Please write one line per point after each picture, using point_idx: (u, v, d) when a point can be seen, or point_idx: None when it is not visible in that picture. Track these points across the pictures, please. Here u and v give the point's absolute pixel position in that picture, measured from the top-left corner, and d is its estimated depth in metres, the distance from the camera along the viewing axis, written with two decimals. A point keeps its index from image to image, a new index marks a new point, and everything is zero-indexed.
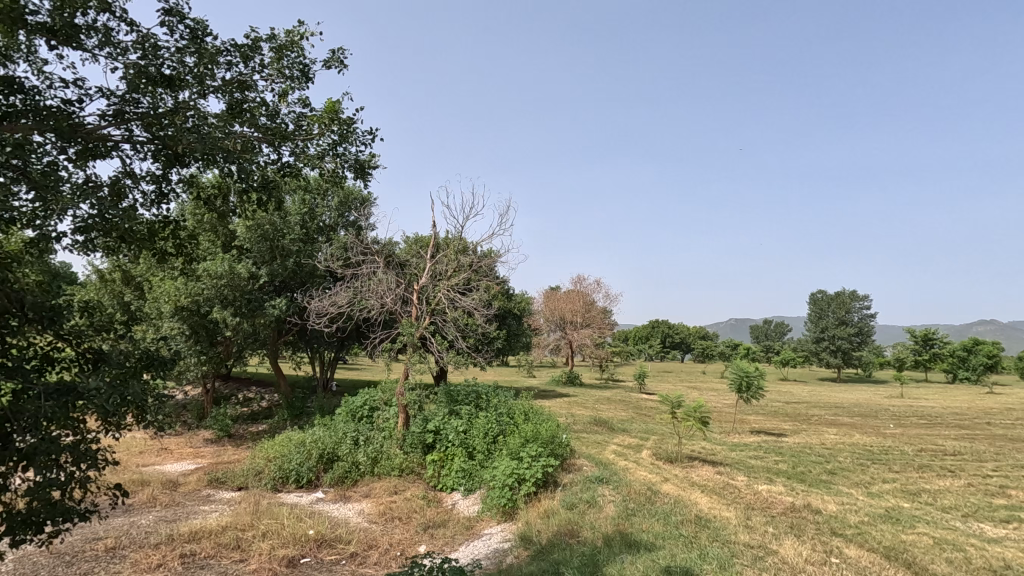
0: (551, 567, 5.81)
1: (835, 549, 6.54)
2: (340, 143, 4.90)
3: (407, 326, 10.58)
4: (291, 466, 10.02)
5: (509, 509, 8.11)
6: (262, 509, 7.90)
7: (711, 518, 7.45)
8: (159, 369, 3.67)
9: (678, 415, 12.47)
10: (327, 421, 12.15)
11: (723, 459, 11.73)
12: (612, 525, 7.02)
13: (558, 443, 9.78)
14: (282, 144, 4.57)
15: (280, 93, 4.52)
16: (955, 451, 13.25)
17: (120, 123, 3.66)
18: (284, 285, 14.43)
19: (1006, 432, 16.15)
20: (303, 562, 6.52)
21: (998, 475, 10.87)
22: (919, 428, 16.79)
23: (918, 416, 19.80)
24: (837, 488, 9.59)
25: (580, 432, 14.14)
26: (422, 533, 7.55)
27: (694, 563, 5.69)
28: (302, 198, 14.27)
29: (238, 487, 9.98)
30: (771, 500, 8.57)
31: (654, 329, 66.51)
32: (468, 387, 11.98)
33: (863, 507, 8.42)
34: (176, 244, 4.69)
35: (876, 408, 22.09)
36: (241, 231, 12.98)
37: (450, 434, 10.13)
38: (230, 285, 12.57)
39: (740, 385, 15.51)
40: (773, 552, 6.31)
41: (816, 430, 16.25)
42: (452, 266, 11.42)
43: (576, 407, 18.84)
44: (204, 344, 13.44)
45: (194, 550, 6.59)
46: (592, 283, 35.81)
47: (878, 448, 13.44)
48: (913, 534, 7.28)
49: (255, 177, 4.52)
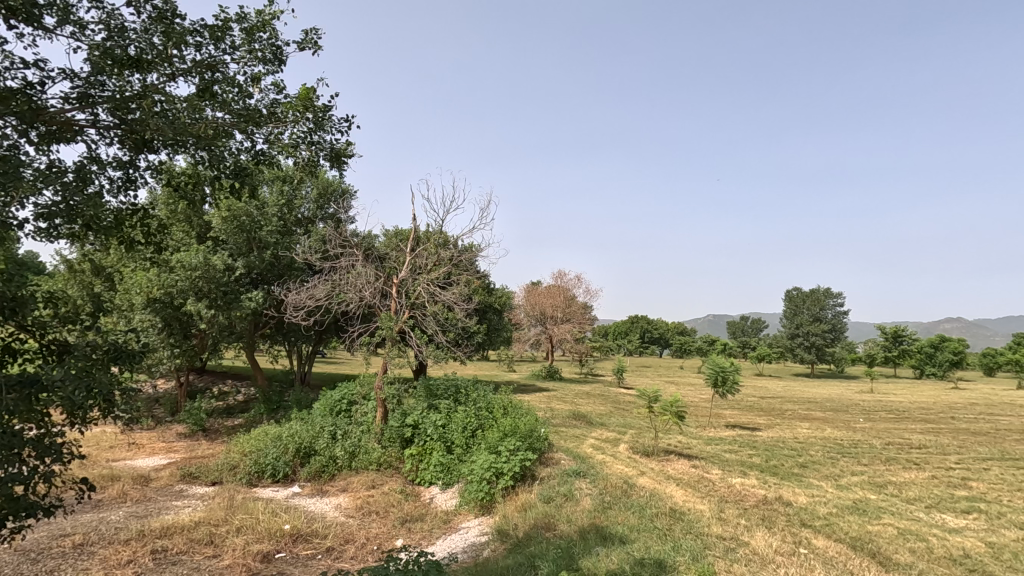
0: (527, 561, 5.84)
1: (804, 540, 6.70)
2: (316, 131, 4.84)
3: (385, 319, 10.49)
4: (267, 460, 9.89)
5: (486, 503, 8.14)
6: (237, 504, 7.78)
7: (685, 511, 7.59)
8: (128, 361, 3.55)
9: (656, 409, 12.60)
10: (304, 415, 12.02)
11: (699, 452, 11.92)
12: (588, 519, 7.10)
13: (536, 437, 9.85)
14: (255, 130, 4.48)
15: (253, 77, 4.43)
16: (920, 444, 13.68)
17: (84, 106, 3.55)
18: (260, 277, 14.16)
19: (970, 427, 16.62)
20: (278, 557, 6.46)
21: (960, 468, 11.25)
22: (886, 423, 17.29)
23: (886, 410, 20.38)
24: (808, 481, 9.83)
25: (559, 426, 14.23)
26: (399, 527, 7.55)
27: (668, 556, 5.79)
28: (280, 189, 14.06)
29: (212, 482, 9.81)
30: (744, 493, 8.75)
31: (634, 324, 67.20)
32: (448, 381, 11.98)
33: (832, 499, 8.65)
34: (144, 232, 4.55)
35: (847, 404, 22.59)
36: (217, 222, 12.75)
37: (429, 428, 10.11)
38: (205, 277, 12.34)
39: (716, 380, 15.76)
40: (745, 543, 6.45)
41: (789, 424, 16.63)
42: (432, 260, 11.37)
43: (555, 401, 18.94)
44: (177, 337, 13.15)
45: (165, 546, 6.47)
46: (572, 278, 36.06)
47: (848, 442, 13.79)
48: (878, 525, 7.51)
49: (227, 165, 4.44)
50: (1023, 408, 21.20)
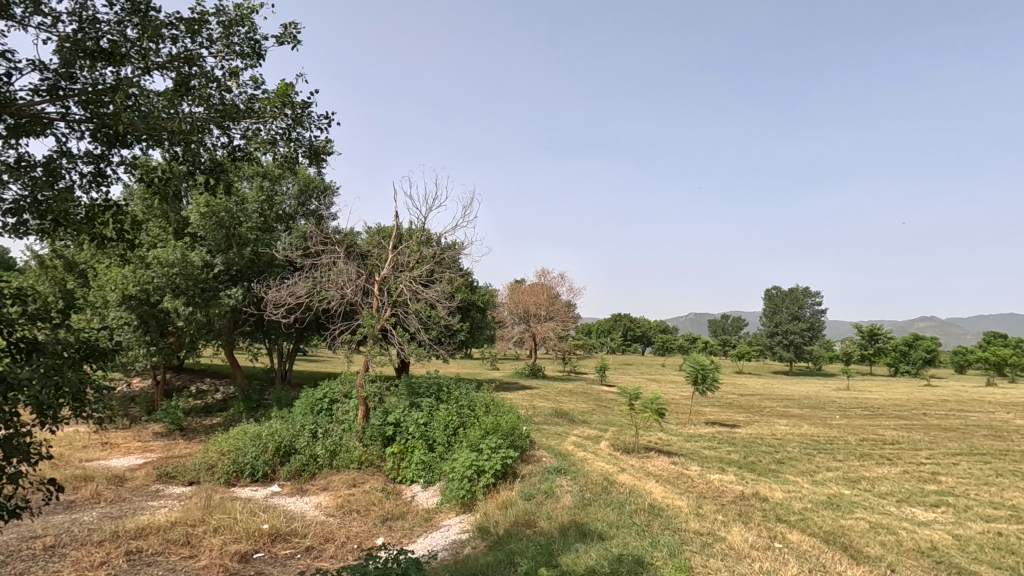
0: (506, 557, 5.87)
1: (779, 535, 6.83)
2: (294, 127, 4.80)
3: (367, 317, 10.42)
4: (246, 459, 9.78)
5: (467, 501, 8.15)
6: (214, 504, 7.68)
7: (663, 507, 7.69)
8: (99, 360, 3.48)
9: (637, 407, 12.72)
10: (284, 414, 11.91)
11: (678, 449, 12.07)
12: (569, 516, 7.15)
13: (518, 435, 9.87)
14: (232, 125, 4.43)
15: (231, 72, 4.38)
16: (893, 440, 14.03)
17: (54, 99, 3.47)
18: (240, 274, 13.96)
19: (941, 423, 17.07)
20: (256, 558, 6.39)
21: (930, 463, 11.56)
22: (861, 419, 17.67)
23: (861, 407, 20.85)
24: (784, 476, 10.02)
25: (541, 424, 14.28)
26: (380, 526, 7.53)
27: (646, 551, 5.87)
28: (260, 185, 13.88)
29: (189, 482, 9.66)
30: (722, 489, 8.89)
31: (616, 322, 67.74)
32: (430, 379, 11.94)
33: (807, 494, 8.82)
34: (117, 228, 4.46)
35: (824, 401, 23.03)
36: (195, 218, 12.52)
37: (411, 426, 10.09)
38: (183, 274, 12.12)
39: (696, 378, 15.94)
40: (721, 538, 6.56)
41: (767, 421, 16.89)
42: (414, 258, 11.31)
43: (538, 399, 18.98)
44: (154, 335, 12.90)
45: (140, 547, 6.38)
46: (555, 277, 36.23)
47: (824, 439, 14.04)
48: (851, 519, 7.68)
49: (204, 161, 4.38)
50: (991, 405, 21.87)
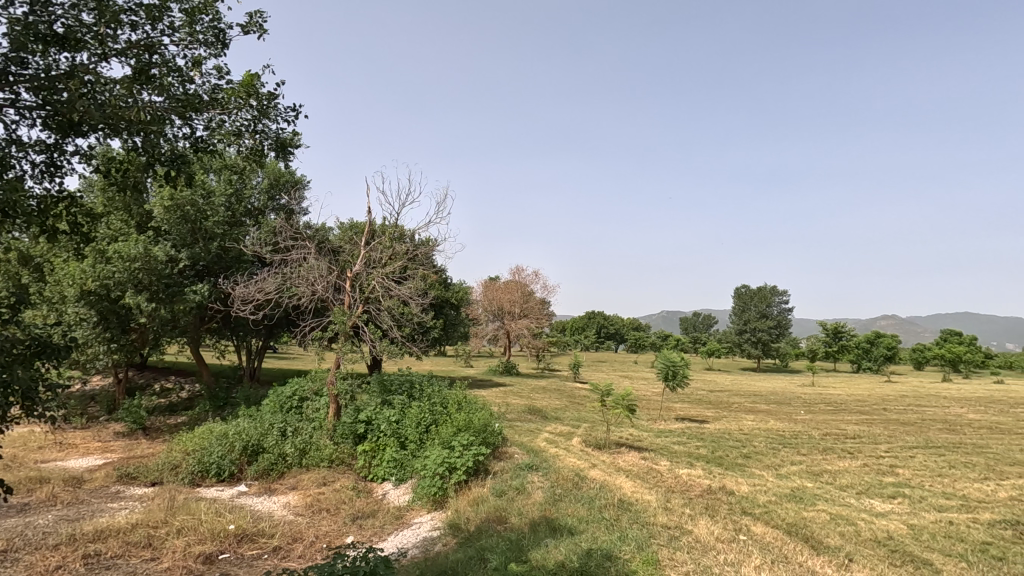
0: (476, 554, 5.86)
1: (744, 527, 7.00)
2: (260, 119, 4.70)
3: (338, 313, 10.27)
4: (212, 459, 9.52)
5: (439, 498, 8.11)
6: (178, 505, 7.49)
7: (632, 502, 7.79)
8: (51, 357, 3.34)
9: (608, 403, 12.85)
10: (252, 412, 11.64)
11: (648, 445, 12.26)
12: (539, 511, 7.21)
13: (490, 432, 9.88)
14: (194, 116, 4.31)
15: (194, 61, 4.28)
16: (854, 434, 14.49)
17: (2, 84, 3.32)
18: (206, 269, 13.62)
19: (900, 418, 17.69)
20: (221, 559, 6.25)
21: (889, 456, 11.97)
22: (825, 414, 18.23)
23: (825, 402, 21.47)
24: (750, 470, 10.27)
25: (513, 421, 14.32)
26: (350, 524, 7.45)
27: (614, 545, 5.95)
28: (228, 178, 13.56)
29: (152, 483, 9.38)
30: (690, 483, 9.06)
31: (590, 320, 68.31)
32: (402, 377, 11.86)
33: (772, 487, 9.06)
34: (71, 220, 4.29)
35: (789, 397, 23.62)
36: (159, 211, 12.11)
37: (382, 424, 10.00)
38: (145, 269, 11.71)
39: (667, 374, 16.17)
40: (688, 531, 6.69)
41: (735, 416, 17.30)
42: (386, 254, 11.19)
43: (511, 396, 18.99)
44: (115, 331, 12.50)
45: (99, 550, 6.17)
46: (529, 274, 36.32)
47: (789, 434, 14.42)
48: (813, 511, 7.92)
49: (164, 152, 4.26)
50: (946, 400, 22.75)
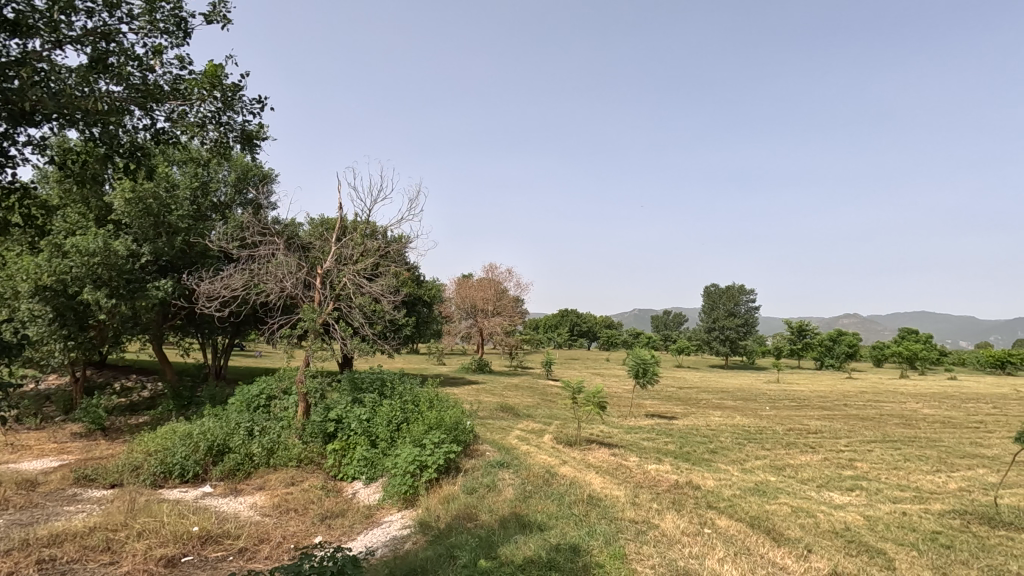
0: (446, 551, 5.87)
1: (709, 521, 7.17)
2: (224, 111, 4.62)
3: (308, 311, 10.08)
4: (175, 459, 9.24)
5: (410, 497, 8.09)
6: (139, 507, 7.28)
7: (601, 497, 7.91)
8: (4, 354, 3.18)
9: (580, 400, 12.95)
10: (217, 411, 11.36)
11: (618, 441, 12.43)
12: (509, 508, 7.25)
13: (461, 430, 9.89)
14: (154, 107, 4.21)
15: (154, 50, 4.18)
16: (816, 430, 14.96)
17: None
18: (170, 264, 13.24)
19: (859, 413, 18.33)
20: (184, 561, 6.11)
21: (848, 450, 12.40)
22: (788, 410, 18.77)
23: (789, 399, 22.09)
24: (716, 465, 10.51)
25: (485, 419, 14.35)
26: (319, 524, 7.36)
27: (583, 540, 6.03)
28: (193, 171, 13.22)
29: (111, 485, 9.06)
30: (658, 479, 9.24)
31: (564, 318, 68.66)
32: (373, 374, 11.75)
33: (737, 482, 9.30)
34: (24, 213, 4.12)
35: (754, 393, 24.21)
36: (119, 204, 11.67)
37: (353, 423, 9.90)
38: (105, 264, 11.27)
39: (638, 371, 16.38)
40: (655, 526, 6.82)
41: (703, 413, 17.65)
42: (358, 251, 11.04)
43: (484, 394, 19.00)
44: (72, 329, 12.05)
45: (54, 555, 5.96)
46: (503, 272, 36.39)
47: (754, 429, 14.81)
48: (775, 504, 8.17)
49: (124, 144, 4.14)
50: (903, 396, 23.71)
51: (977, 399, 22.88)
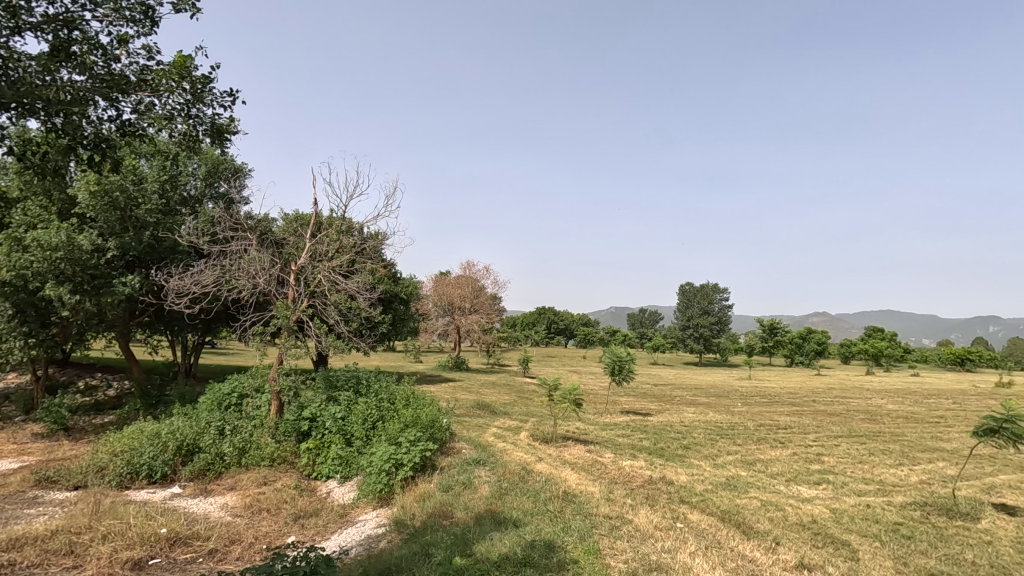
0: (420, 549, 5.85)
1: (681, 516, 7.29)
2: (194, 103, 4.52)
3: (281, 308, 9.90)
4: (142, 460, 9.01)
5: (385, 495, 8.04)
6: (104, 509, 7.08)
7: (576, 494, 7.98)
8: None
9: (556, 397, 13.02)
10: (187, 410, 11.10)
11: (594, 438, 12.55)
12: (485, 505, 7.27)
13: (437, 428, 9.87)
14: (120, 97, 4.10)
15: (120, 38, 4.07)
16: (785, 425, 15.33)
17: None
18: (137, 260, 12.88)
19: (827, 409, 18.85)
20: (152, 564, 5.98)
21: (815, 445, 12.75)
22: (759, 407, 19.19)
23: (760, 395, 22.58)
24: (689, 461, 10.70)
25: (462, 416, 14.33)
26: (292, 524, 7.27)
27: (558, 536, 6.08)
28: (162, 164, 12.88)
29: (74, 487, 8.78)
30: (632, 475, 9.36)
31: (541, 316, 68.86)
32: (348, 372, 11.61)
33: (709, 477, 9.48)
34: None
35: (727, 390, 24.67)
36: (84, 196, 11.26)
37: (327, 421, 9.78)
38: (68, 259, 10.85)
39: (614, 369, 16.54)
40: (629, 521, 6.91)
41: (677, 409, 17.94)
42: (333, 248, 10.89)
43: (460, 392, 18.95)
44: (33, 325, 11.63)
45: (13, 560, 5.76)
46: (481, 269, 36.29)
47: (726, 425, 15.10)
48: (746, 498, 8.35)
49: (88, 135, 4.03)
50: (869, 392, 24.44)
51: (938, 395, 23.71)
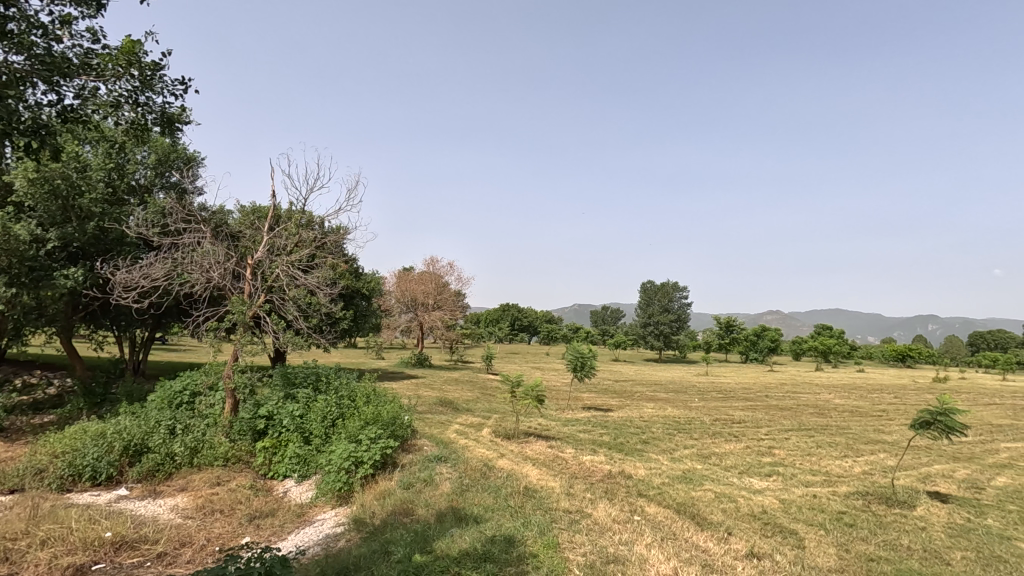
0: (380, 547, 5.81)
1: (638, 509, 7.47)
2: (142, 90, 4.34)
3: (237, 304, 9.59)
4: (85, 461, 8.58)
5: (344, 493, 7.91)
6: (42, 513, 6.72)
7: (537, 489, 8.06)
8: None
9: (518, 394, 13.08)
10: (135, 409, 10.64)
11: (555, 433, 12.68)
12: (446, 502, 7.27)
13: (398, 425, 9.78)
14: (61, 80, 3.91)
15: (62, 19, 3.90)
16: (739, 420, 15.85)
17: None
18: (81, 252, 12.27)
19: (778, 404, 19.61)
20: (95, 569, 5.72)
21: (767, 438, 13.25)
22: (715, 401, 19.79)
23: (716, 391, 23.28)
24: (647, 455, 10.95)
25: (424, 413, 14.26)
26: (246, 525, 7.09)
27: (518, 531, 6.13)
28: (108, 151, 12.27)
29: (9, 490, 8.29)
30: (592, 469, 9.50)
31: (505, 312, 69.02)
32: (307, 369, 11.35)
33: (666, 470, 9.73)
34: None
35: (685, 386, 25.32)
36: (21, 183, 10.62)
37: (285, 419, 9.56)
38: (5, 250, 10.26)
39: (576, 365, 16.73)
40: (588, 515, 7.02)
41: (636, 405, 18.29)
42: (292, 242, 10.62)
43: (423, 389, 18.81)
44: None
45: None
46: (445, 266, 36.03)
47: (683, 420, 15.51)
48: (700, 490, 8.61)
49: (25, 119, 3.82)
50: (818, 387, 25.55)
51: (880, 390, 25.02)
